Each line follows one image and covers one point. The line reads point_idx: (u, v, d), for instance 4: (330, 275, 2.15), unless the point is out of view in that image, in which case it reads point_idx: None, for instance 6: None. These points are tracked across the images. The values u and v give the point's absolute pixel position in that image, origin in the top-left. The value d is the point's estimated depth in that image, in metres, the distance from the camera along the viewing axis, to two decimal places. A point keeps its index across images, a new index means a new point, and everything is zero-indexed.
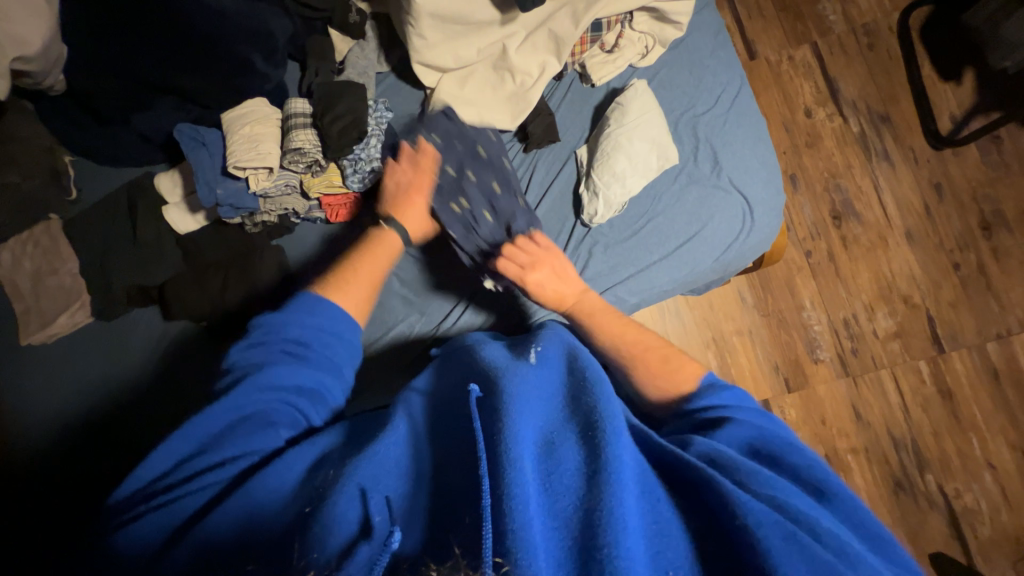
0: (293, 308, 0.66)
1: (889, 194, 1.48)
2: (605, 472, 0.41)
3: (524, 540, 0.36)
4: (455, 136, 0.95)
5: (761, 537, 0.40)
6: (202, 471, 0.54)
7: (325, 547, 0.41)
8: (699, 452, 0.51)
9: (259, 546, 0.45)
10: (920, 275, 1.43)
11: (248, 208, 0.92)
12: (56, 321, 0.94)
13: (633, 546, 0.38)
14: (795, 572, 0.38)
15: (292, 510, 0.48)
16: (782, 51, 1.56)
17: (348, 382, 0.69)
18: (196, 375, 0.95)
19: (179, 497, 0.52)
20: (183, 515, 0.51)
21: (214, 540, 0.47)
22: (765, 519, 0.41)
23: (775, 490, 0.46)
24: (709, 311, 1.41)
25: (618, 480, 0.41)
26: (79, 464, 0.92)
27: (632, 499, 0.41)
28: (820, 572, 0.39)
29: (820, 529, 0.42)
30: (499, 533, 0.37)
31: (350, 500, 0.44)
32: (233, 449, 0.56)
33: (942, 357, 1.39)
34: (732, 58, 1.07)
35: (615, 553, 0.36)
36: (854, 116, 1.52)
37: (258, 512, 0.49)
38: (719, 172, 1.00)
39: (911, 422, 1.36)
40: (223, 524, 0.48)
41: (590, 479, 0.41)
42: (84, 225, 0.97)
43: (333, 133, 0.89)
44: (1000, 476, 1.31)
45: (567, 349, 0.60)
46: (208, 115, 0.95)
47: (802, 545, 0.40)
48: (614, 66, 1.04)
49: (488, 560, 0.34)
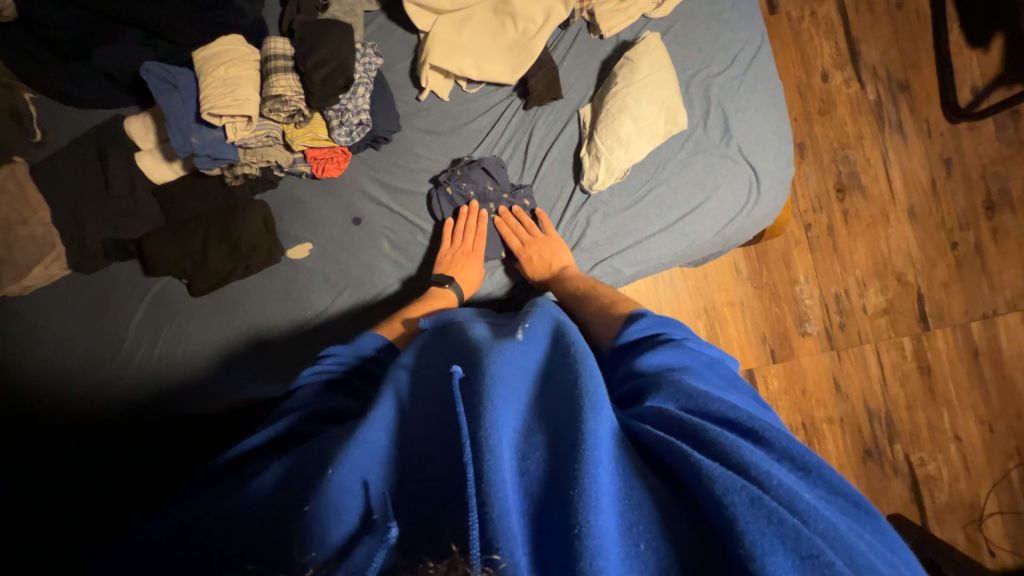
0: (356, 348, 0.72)
1: (897, 169, 1.44)
2: (582, 450, 0.40)
3: (505, 530, 0.35)
4: (491, 198, 0.94)
5: (729, 505, 0.37)
6: (228, 472, 0.54)
7: (320, 543, 0.39)
8: (650, 417, 0.48)
9: (253, 539, 0.42)
10: (917, 253, 1.42)
11: (228, 159, 0.85)
12: (31, 273, 0.89)
13: (605, 523, 0.37)
14: (764, 542, 0.35)
15: (281, 501, 0.45)
16: (806, 6, 1.45)
17: (367, 386, 0.67)
18: (188, 336, 0.92)
19: (189, 500, 0.51)
20: (180, 516, 0.47)
21: (208, 534, 0.44)
22: (731, 485, 0.38)
23: (731, 445, 0.42)
24: (704, 282, 1.40)
25: (596, 459, 0.39)
26: (75, 438, 0.88)
27: (609, 478, 0.40)
28: (792, 539, 0.35)
29: (777, 487, 0.39)
30: (484, 528, 0.36)
31: (349, 489, 0.43)
32: (253, 461, 0.55)
33: (927, 335, 1.41)
34: (753, 14, 1.00)
35: (586, 531, 0.35)
36: (872, 82, 1.44)
37: (242, 505, 0.46)
38: (728, 140, 0.95)
39: (888, 395, 1.40)
40: (243, 507, 0.46)
41: (570, 457, 0.40)
42: (52, 170, 0.91)
43: (317, 80, 0.82)
44: (964, 448, 1.38)
45: (554, 326, 0.59)
46: (178, 53, 0.88)
47: (771, 510, 0.37)
48: (626, 15, 0.95)
49: (476, 555, 0.33)
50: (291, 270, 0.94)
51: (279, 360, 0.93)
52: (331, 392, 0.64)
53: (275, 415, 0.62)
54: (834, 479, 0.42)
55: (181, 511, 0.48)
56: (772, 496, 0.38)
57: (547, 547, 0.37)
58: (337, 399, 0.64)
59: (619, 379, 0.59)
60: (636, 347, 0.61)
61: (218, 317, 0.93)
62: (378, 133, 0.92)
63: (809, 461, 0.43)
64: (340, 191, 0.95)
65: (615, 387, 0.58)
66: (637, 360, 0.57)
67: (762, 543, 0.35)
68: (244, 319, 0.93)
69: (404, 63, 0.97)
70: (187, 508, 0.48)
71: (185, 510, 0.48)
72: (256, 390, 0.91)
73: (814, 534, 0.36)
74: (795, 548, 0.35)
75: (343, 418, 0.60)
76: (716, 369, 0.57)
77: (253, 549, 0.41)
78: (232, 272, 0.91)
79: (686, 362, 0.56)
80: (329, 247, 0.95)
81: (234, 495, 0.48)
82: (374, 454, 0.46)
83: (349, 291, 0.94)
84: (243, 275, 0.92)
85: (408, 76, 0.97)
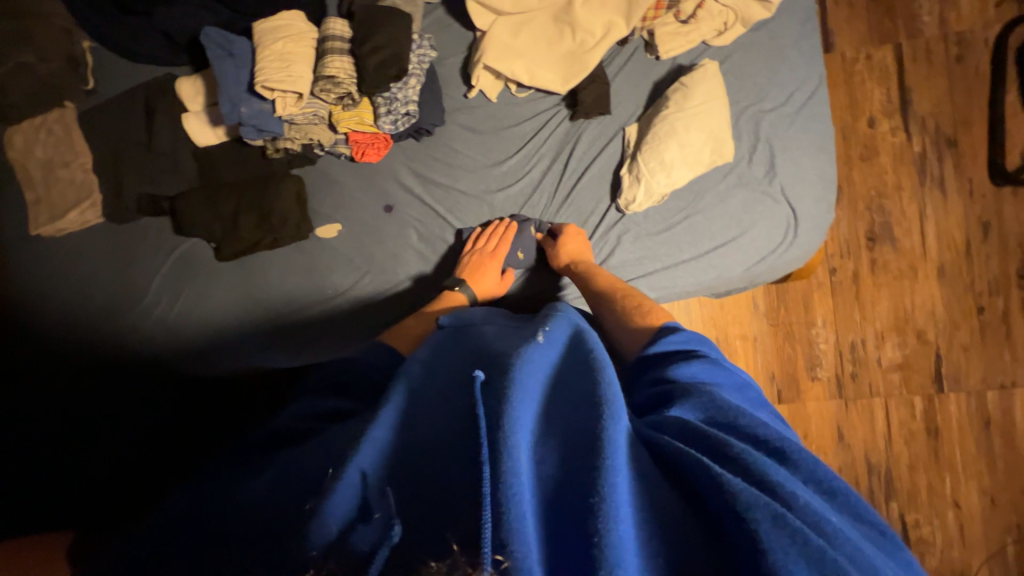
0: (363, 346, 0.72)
1: (932, 225, 1.41)
2: (603, 458, 0.40)
3: (519, 532, 0.36)
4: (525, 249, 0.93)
5: (752, 521, 0.36)
6: (247, 457, 0.57)
7: (321, 540, 0.39)
8: (671, 426, 0.48)
9: (258, 533, 0.43)
10: (940, 313, 1.40)
11: (272, 131, 0.86)
12: (66, 217, 0.91)
13: (624, 531, 0.37)
14: (788, 560, 0.34)
15: (283, 499, 0.45)
16: (862, 48, 1.42)
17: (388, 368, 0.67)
18: (206, 299, 0.94)
19: (209, 483, 0.53)
20: (204, 497, 0.51)
21: (222, 514, 0.47)
22: (753, 500, 0.37)
23: (756, 462, 0.42)
24: (719, 311, 1.38)
25: (614, 468, 0.40)
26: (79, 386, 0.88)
27: (626, 488, 0.40)
28: (817, 560, 0.34)
29: (803, 505, 0.38)
30: (497, 527, 0.36)
31: (348, 486, 0.42)
32: (267, 447, 0.57)
33: (940, 397, 1.39)
34: (814, 53, 0.98)
35: (604, 539, 0.36)
36: (919, 134, 1.41)
37: (248, 495, 0.47)
38: (772, 178, 0.94)
39: (891, 452, 1.38)
40: (246, 500, 0.47)
41: (588, 465, 0.40)
42: (98, 119, 0.93)
43: (371, 66, 0.82)
44: (962, 516, 1.35)
45: (575, 331, 0.58)
46: (237, 22, 0.89)
47: (794, 529, 0.36)
48: (687, 40, 0.95)
49: (487, 556, 0.33)
50: (317, 247, 0.95)
51: (291, 335, 0.94)
52: (332, 385, 0.64)
53: (293, 398, 0.64)
54: (849, 494, 0.42)
55: (210, 488, 0.52)
56: (798, 517, 0.37)
57: (560, 552, 0.37)
58: (360, 387, 0.63)
59: (646, 387, 0.59)
60: (666, 358, 0.61)
61: (240, 284, 0.94)
62: (422, 125, 0.92)
63: (833, 485, 0.43)
64: (377, 176, 0.96)
65: (640, 394, 0.58)
66: (668, 370, 0.58)
67: (786, 562, 0.34)
68: (263, 290, 0.94)
69: (457, 58, 0.97)
70: (201, 506, 0.49)
71: (203, 499, 0.50)
72: (269, 360, 0.93)
73: (838, 555, 0.36)
74: (820, 568, 0.34)
75: (341, 417, 0.58)
76: (748, 394, 0.56)
77: (257, 538, 0.42)
78: (260, 242, 0.92)
79: (718, 382, 0.56)
80: (357, 231, 0.95)
81: (242, 483, 0.50)
82: (381, 451, 0.46)
83: (371, 277, 0.95)
84: (270, 246, 0.93)
85: (460, 72, 0.97)
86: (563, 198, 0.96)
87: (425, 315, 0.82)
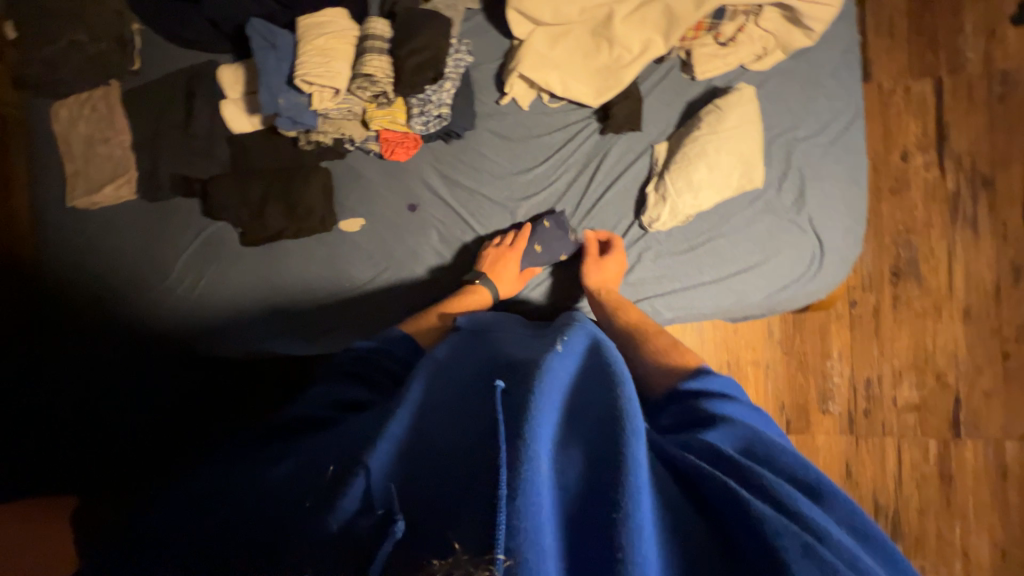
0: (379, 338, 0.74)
1: (961, 265, 1.37)
2: (626, 475, 0.39)
3: (537, 542, 0.34)
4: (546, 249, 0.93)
5: (779, 548, 0.36)
6: (257, 441, 0.58)
7: (320, 542, 0.39)
8: (698, 447, 0.48)
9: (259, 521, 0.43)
10: (963, 356, 1.36)
11: (306, 125, 0.88)
12: (102, 191, 0.95)
13: (648, 551, 0.36)
14: None
15: (286, 489, 0.46)
16: (900, 80, 1.40)
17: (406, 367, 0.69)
18: (227, 281, 0.96)
19: (220, 465, 0.55)
20: (213, 478, 0.52)
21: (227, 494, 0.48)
22: (782, 528, 0.37)
23: (786, 494, 0.41)
24: (733, 335, 1.36)
25: (638, 486, 0.39)
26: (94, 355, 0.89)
27: (649, 507, 0.39)
28: None
29: (834, 540, 0.38)
30: (513, 531, 0.34)
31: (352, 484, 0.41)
32: (279, 432, 0.58)
33: (956, 442, 1.34)
34: (854, 84, 0.97)
35: (628, 558, 0.34)
36: (953, 171, 1.38)
37: (254, 479, 0.49)
38: (801, 207, 0.93)
39: (900, 494, 1.34)
40: (252, 487, 0.48)
41: (611, 481, 0.39)
42: (139, 99, 0.96)
43: (409, 68, 0.84)
44: (970, 568, 1.31)
45: (593, 342, 0.56)
46: (282, 14, 0.91)
47: (824, 560, 0.35)
48: (724, 63, 0.94)
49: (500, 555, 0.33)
50: (338, 240, 0.96)
51: (306, 324, 0.95)
52: (344, 380, 0.65)
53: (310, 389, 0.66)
54: (881, 539, 0.41)
55: (221, 470, 0.53)
56: (829, 549, 0.37)
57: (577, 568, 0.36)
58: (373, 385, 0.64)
59: (676, 412, 0.59)
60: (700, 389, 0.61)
61: (262, 269, 0.96)
62: (452, 129, 0.93)
63: (867, 530, 0.42)
64: (403, 175, 0.97)
65: (669, 418, 0.59)
66: (701, 398, 0.58)
67: None
68: (284, 277, 0.96)
69: (492, 64, 0.97)
70: (207, 486, 0.50)
71: (210, 481, 0.51)
72: (283, 347, 0.95)
73: None
74: None
75: (356, 407, 0.59)
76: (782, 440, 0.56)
77: (259, 522, 0.43)
78: (284, 231, 0.94)
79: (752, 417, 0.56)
80: (379, 227, 0.96)
81: (252, 468, 0.51)
82: (392, 449, 0.45)
83: (389, 273, 0.96)
84: (293, 236, 0.95)
85: (494, 79, 0.97)
86: (586, 211, 0.96)
87: (442, 315, 0.82)
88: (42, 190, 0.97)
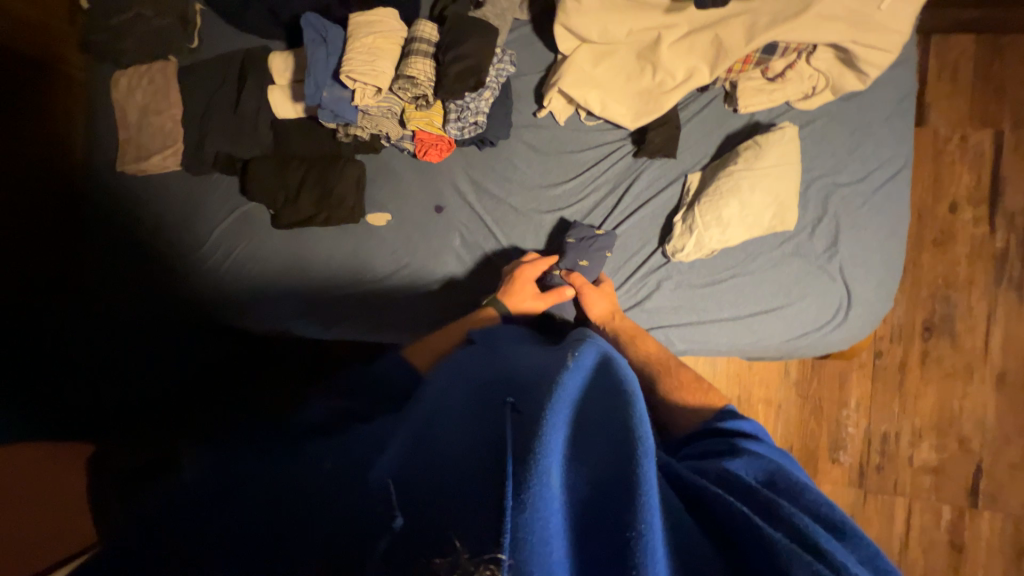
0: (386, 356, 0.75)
1: (1002, 328, 1.30)
2: (639, 492, 0.36)
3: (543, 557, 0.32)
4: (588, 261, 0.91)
5: None
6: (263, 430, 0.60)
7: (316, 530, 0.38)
8: (713, 474, 0.47)
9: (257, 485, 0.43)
10: (991, 423, 1.29)
11: (346, 119, 0.90)
12: (150, 160, 0.99)
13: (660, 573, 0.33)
14: None
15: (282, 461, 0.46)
16: (958, 128, 1.33)
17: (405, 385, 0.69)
18: (256, 258, 0.99)
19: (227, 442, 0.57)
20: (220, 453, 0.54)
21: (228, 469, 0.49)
22: (795, 555, 0.36)
23: (807, 527, 0.39)
24: (747, 371, 1.32)
25: (652, 504, 0.36)
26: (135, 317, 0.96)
27: (661, 526, 0.36)
28: None
29: None
30: (516, 540, 0.33)
31: None
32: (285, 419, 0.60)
33: (972, 511, 1.28)
34: (906, 133, 0.93)
35: None
36: (1005, 230, 1.31)
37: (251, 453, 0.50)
38: (832, 255, 0.90)
39: (904, 557, 1.29)
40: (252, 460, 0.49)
41: (624, 498, 0.36)
42: (194, 76, 1.00)
43: (451, 75, 0.84)
44: None
45: (603, 356, 0.51)
46: (336, 8, 0.93)
47: None
48: (770, 98, 0.92)
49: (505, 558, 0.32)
50: (366, 232, 0.98)
51: (327, 307, 0.98)
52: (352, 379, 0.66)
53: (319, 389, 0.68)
54: None
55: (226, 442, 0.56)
56: None
57: None
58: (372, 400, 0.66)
59: (699, 447, 0.58)
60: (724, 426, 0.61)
61: (291, 249, 0.99)
62: (486, 136, 0.94)
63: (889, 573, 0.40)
64: (434, 176, 0.98)
65: (694, 450, 0.58)
66: (726, 435, 0.57)
67: None
68: (311, 261, 0.99)
69: (534, 76, 0.98)
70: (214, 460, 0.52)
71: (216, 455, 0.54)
72: (301, 328, 0.98)
73: None
74: None
75: (356, 414, 0.58)
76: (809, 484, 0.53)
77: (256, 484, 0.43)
78: (314, 217, 0.96)
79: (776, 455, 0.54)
80: (406, 224, 0.98)
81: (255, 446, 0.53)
82: (398, 452, 0.45)
83: (410, 269, 0.98)
84: (323, 224, 0.97)
85: (533, 91, 0.98)
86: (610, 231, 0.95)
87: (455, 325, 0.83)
88: (97, 152, 1.02)
